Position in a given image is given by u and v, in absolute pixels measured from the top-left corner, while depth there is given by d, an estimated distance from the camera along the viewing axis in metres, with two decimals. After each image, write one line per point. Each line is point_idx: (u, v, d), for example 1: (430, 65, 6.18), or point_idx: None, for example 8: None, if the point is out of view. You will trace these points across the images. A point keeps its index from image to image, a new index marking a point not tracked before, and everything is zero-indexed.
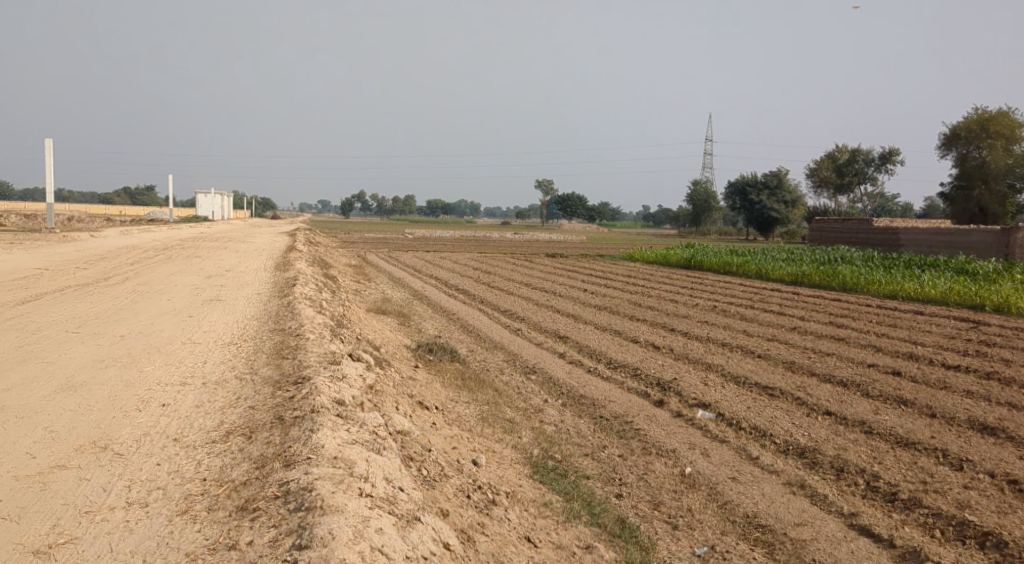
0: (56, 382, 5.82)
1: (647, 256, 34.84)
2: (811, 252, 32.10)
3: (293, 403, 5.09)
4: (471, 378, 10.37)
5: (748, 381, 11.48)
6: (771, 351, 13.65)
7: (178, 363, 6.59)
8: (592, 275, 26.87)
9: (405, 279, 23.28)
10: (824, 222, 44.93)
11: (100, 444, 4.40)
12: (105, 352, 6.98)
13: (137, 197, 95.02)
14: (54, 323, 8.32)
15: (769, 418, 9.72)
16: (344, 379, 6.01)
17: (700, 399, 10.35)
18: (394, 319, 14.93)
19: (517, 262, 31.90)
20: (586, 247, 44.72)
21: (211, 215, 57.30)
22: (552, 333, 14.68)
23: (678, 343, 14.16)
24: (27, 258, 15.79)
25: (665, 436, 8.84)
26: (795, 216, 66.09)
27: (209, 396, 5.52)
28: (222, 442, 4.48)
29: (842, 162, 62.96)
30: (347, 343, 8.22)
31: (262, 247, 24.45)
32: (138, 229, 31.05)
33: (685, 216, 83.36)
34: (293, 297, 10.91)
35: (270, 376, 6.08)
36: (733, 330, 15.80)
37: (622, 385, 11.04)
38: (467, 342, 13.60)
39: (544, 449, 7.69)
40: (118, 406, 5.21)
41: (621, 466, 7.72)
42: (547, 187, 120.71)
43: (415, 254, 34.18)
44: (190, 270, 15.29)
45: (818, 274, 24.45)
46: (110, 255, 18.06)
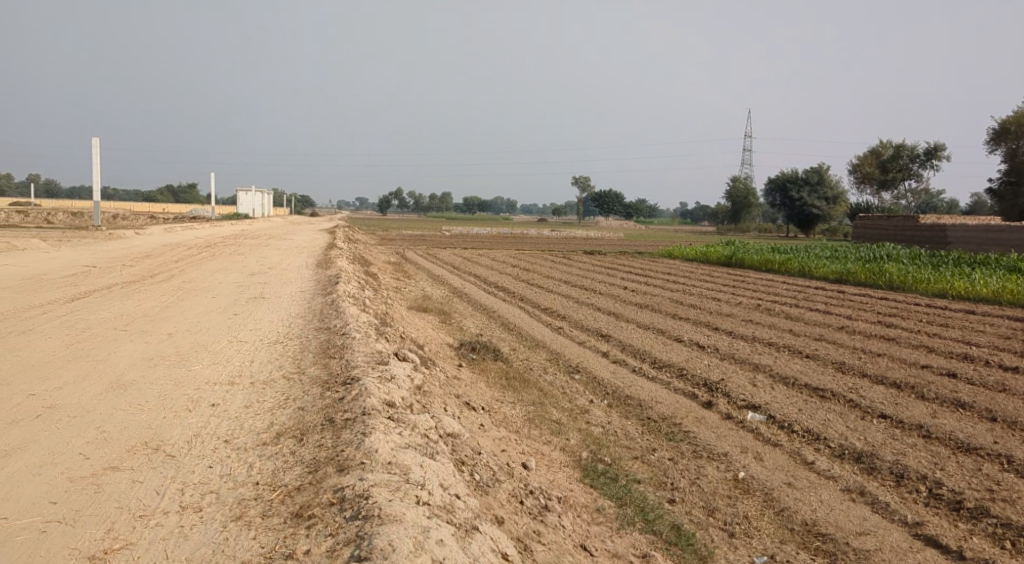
0: (107, 381, 5.81)
1: (686, 254, 34.29)
2: (856, 250, 31.22)
3: (343, 405, 5.00)
4: (515, 378, 10.22)
5: (798, 382, 11.11)
6: (820, 351, 13.22)
7: (226, 362, 6.56)
8: (632, 272, 26.50)
9: (444, 277, 23.22)
10: (869, 219, 43.73)
11: (152, 445, 4.35)
12: (154, 351, 7.00)
13: (181, 195, 96.92)
14: (103, 321, 8.37)
15: (822, 420, 9.38)
16: (392, 380, 5.91)
17: (749, 401, 10.05)
18: (434, 317, 14.84)
19: (556, 259, 31.66)
20: (623, 244, 44.24)
21: (252, 213, 58.14)
22: (594, 331, 14.44)
23: (723, 342, 13.80)
24: (76, 256, 16.11)
25: (715, 439, 8.58)
26: (838, 213, 64.56)
27: (259, 397, 5.46)
28: (273, 445, 4.39)
29: (886, 157, 61.26)
30: (393, 343, 8.14)
31: (302, 245, 24.63)
32: (182, 227, 31.59)
33: (723, 212, 82.07)
34: (337, 295, 10.87)
35: (318, 376, 6.00)
36: (780, 329, 15.36)
37: (668, 386, 10.77)
38: (508, 340, 13.45)
39: (593, 452, 7.50)
40: (169, 406, 5.17)
41: (672, 470, 7.49)
42: (583, 183, 120.26)
43: (452, 251, 34.18)
44: (233, 268, 15.40)
45: (863, 272, 23.73)
46: (155, 252, 18.31)
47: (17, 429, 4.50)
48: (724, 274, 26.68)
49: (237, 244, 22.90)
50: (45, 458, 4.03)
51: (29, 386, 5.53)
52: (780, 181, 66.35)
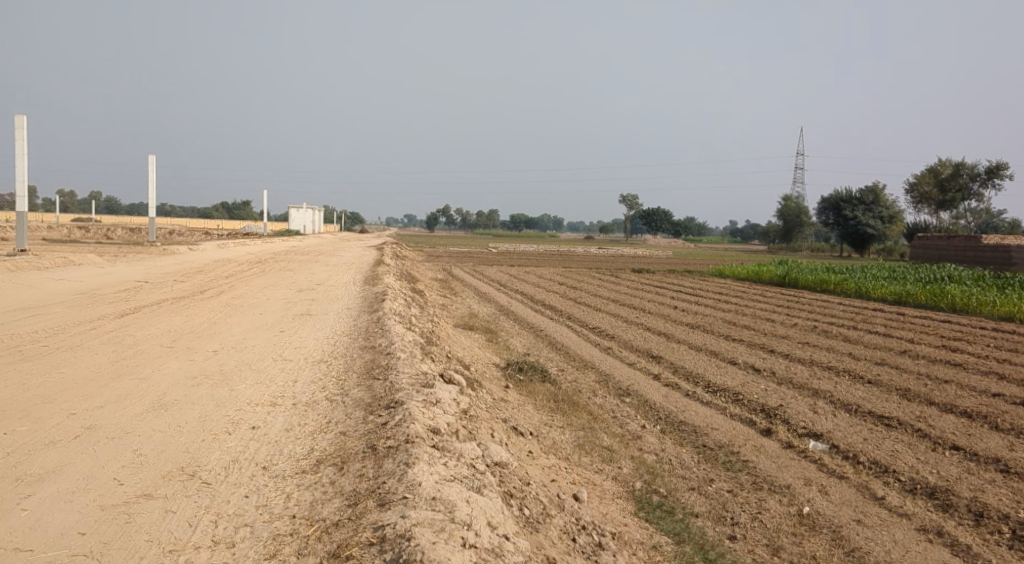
0: (149, 400, 5.73)
1: (737, 273, 33.44)
2: (915, 271, 29.94)
3: (386, 431, 4.75)
4: (564, 400, 9.86)
5: (861, 410, 10.46)
6: (882, 376, 12.52)
7: (269, 383, 6.42)
8: (682, 291, 25.90)
9: (491, 294, 23.01)
10: (927, 239, 42.06)
11: (188, 471, 4.21)
12: (198, 368, 6.91)
13: (235, 212, 99.22)
14: (150, 337, 8.36)
15: (889, 451, 8.78)
16: (437, 404, 5.65)
17: (810, 429, 9.49)
18: (481, 336, 14.61)
19: (604, 277, 31.20)
20: (671, 263, 43.42)
21: (303, 230, 59.11)
22: (645, 352, 14.01)
23: (780, 366, 13.16)
24: (131, 271, 16.42)
25: (776, 470, 8.08)
26: (894, 232, 62.46)
27: (299, 420, 5.26)
28: (312, 473, 4.18)
29: (945, 176, 59.08)
30: (438, 363, 7.90)
31: (351, 261, 24.77)
32: (235, 243, 32.17)
33: (774, 231, 80.27)
34: (383, 313, 10.72)
35: (361, 398, 5.79)
36: (838, 352, 14.65)
37: (723, 411, 10.27)
38: (556, 361, 13.10)
39: (647, 482, 7.09)
40: (208, 429, 5.02)
41: (731, 504, 7.01)
42: (631, 201, 119.77)
43: (499, 269, 34.01)
44: (282, 284, 15.47)
45: (925, 293, 22.68)
46: (207, 269, 18.53)
47: (55, 452, 4.44)
48: (777, 294, 25.87)
49: (287, 260, 23.06)
50: (78, 484, 3.94)
51: (71, 404, 5.47)
52: (833, 200, 64.96)
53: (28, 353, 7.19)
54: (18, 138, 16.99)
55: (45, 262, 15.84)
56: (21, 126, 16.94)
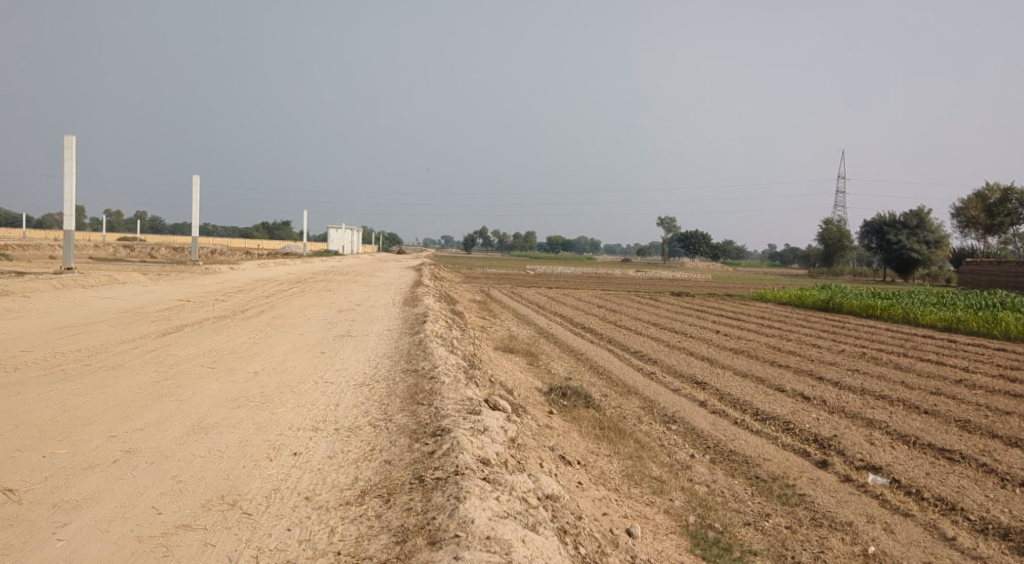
0: (189, 422, 5.63)
1: (779, 297, 32.69)
2: (966, 297, 28.90)
3: (433, 461, 4.53)
4: (610, 428, 9.52)
5: (920, 442, 9.84)
6: (940, 407, 11.85)
7: (310, 405, 6.27)
8: (724, 315, 25.34)
9: (530, 316, 22.78)
10: (976, 264, 40.63)
11: (228, 500, 4.09)
12: (239, 390, 6.80)
13: (276, 232, 101.08)
14: (192, 357, 8.32)
15: (955, 488, 8.00)
16: (484, 432, 5.41)
17: (868, 462, 8.78)
18: (522, 359, 14.37)
19: (644, 300, 30.78)
20: (710, 287, 42.77)
21: (342, 250, 59.81)
22: (689, 378, 13.55)
23: (831, 394, 12.58)
24: (175, 290, 16.59)
25: (836, 505, 7.31)
26: (940, 257, 60.68)
27: (343, 446, 5.08)
28: (357, 505, 3.97)
29: (993, 202, 57.35)
30: (482, 388, 7.68)
31: (390, 281, 24.84)
32: (276, 263, 32.54)
33: (815, 255, 78.71)
34: (424, 335, 10.55)
35: (405, 424, 5.58)
36: (890, 380, 14.00)
37: (775, 440, 9.70)
38: (599, 386, 12.76)
39: (700, 516, 6.67)
40: (249, 454, 4.88)
41: (791, 541, 6.42)
42: (668, 224, 118.95)
43: (537, 291, 33.79)
44: (321, 304, 15.44)
45: (978, 320, 21.78)
46: (249, 288, 18.67)
47: (94, 476, 4.37)
48: (822, 319, 25.13)
49: (326, 281, 23.14)
50: (116, 512, 3.87)
51: (110, 427, 5.38)
52: (876, 224, 63.51)
53: (71, 372, 7.17)
54: (68, 159, 17.41)
55: (91, 281, 16.09)
56: (71, 147, 17.37)
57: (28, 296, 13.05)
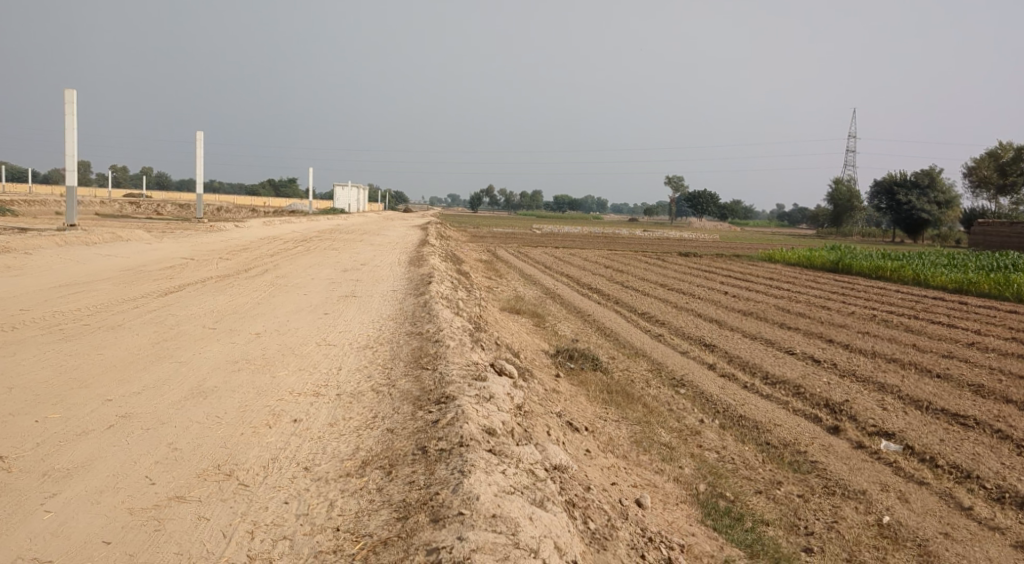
0: (188, 386, 5.47)
1: (788, 258, 32.33)
2: (977, 258, 28.46)
3: (437, 430, 4.36)
4: (618, 391, 9.36)
5: (933, 408, 9.37)
6: (953, 371, 11.51)
7: (313, 369, 6.10)
8: (733, 276, 25.06)
9: (537, 276, 22.58)
10: (987, 224, 40.02)
11: (225, 469, 3.93)
12: (240, 352, 6.63)
13: (282, 189, 100.70)
14: (193, 317, 8.16)
15: (971, 455, 7.66)
16: (490, 400, 5.24)
17: (881, 428, 8.46)
18: (528, 320, 14.21)
19: (652, 261, 30.53)
20: (717, 247, 42.41)
21: (347, 207, 59.46)
22: (698, 340, 13.36)
23: (842, 358, 12.32)
24: (179, 248, 16.41)
25: (849, 472, 7.15)
26: (950, 218, 59.95)
27: (345, 413, 4.91)
28: (358, 477, 3.81)
29: (1006, 161, 56.41)
30: (488, 351, 7.50)
31: (396, 240, 24.61)
32: (282, 221, 32.31)
33: (824, 215, 77.89)
34: (429, 296, 10.37)
35: (409, 391, 5.40)
36: (901, 344, 13.74)
37: (785, 405, 9.43)
38: (606, 348, 12.60)
39: (711, 484, 6.53)
40: (248, 421, 4.71)
41: (804, 511, 6.28)
42: (676, 183, 117.79)
43: (544, 250, 33.54)
44: (326, 263, 15.26)
45: (989, 282, 21.41)
46: (253, 246, 18.46)
47: (87, 443, 4.22)
48: (832, 280, 24.82)
49: (332, 239, 22.92)
50: (107, 482, 3.72)
51: (106, 390, 5.23)
52: (886, 184, 62.71)
53: (69, 332, 7.01)
54: (68, 113, 17.07)
55: (94, 238, 15.91)
56: (72, 101, 17.03)
57: (28, 253, 12.87)
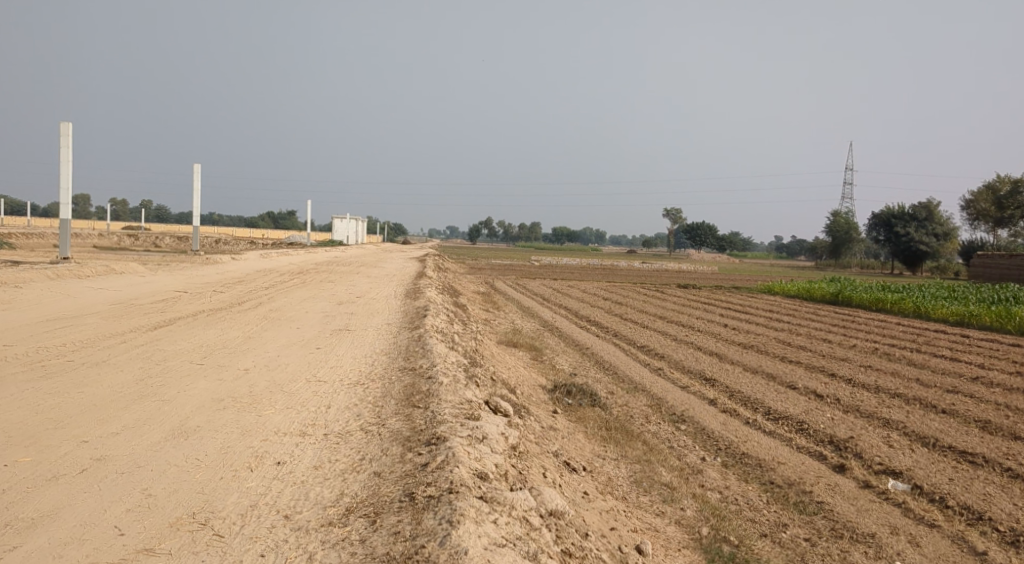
0: (169, 425, 5.25)
1: (787, 289, 32.14)
2: (978, 290, 28.21)
3: (425, 475, 4.17)
4: (617, 428, 9.11)
5: (941, 444, 9.05)
6: (959, 407, 11.19)
7: (300, 408, 5.87)
8: (732, 308, 24.84)
9: (535, 309, 22.38)
10: (988, 256, 39.82)
11: (200, 518, 3.71)
12: (226, 389, 6.41)
13: (281, 221, 101.32)
14: (180, 353, 7.95)
15: (982, 495, 7.33)
16: (483, 441, 5.02)
17: (888, 466, 8.14)
18: (526, 354, 13.98)
19: (651, 293, 30.35)
20: (717, 279, 42.17)
21: (347, 240, 59.52)
22: (698, 374, 13.14)
23: (844, 392, 12.07)
24: (174, 281, 16.25)
25: (856, 514, 6.87)
26: (949, 250, 59.89)
27: (331, 455, 4.70)
28: (340, 526, 3.61)
29: (1004, 193, 56.31)
30: (483, 388, 7.28)
31: (393, 273, 24.45)
32: (280, 253, 32.17)
33: (822, 247, 77.96)
34: (424, 330, 10.15)
35: (399, 431, 5.19)
36: (904, 378, 13.50)
37: (788, 442, 9.11)
38: (604, 382, 12.34)
39: (714, 527, 6.27)
40: (229, 463, 4.51)
41: (810, 555, 6.00)
42: (674, 215, 118.53)
43: (543, 282, 33.36)
44: (321, 296, 15.06)
45: (992, 315, 21.13)
46: (249, 279, 18.27)
47: (56, 489, 4.00)
48: (831, 312, 24.59)
49: (329, 272, 22.72)
50: (72, 533, 3.49)
51: (83, 431, 5.01)
52: (884, 216, 62.78)
53: (51, 369, 6.79)
54: (64, 147, 17.01)
55: (88, 271, 15.77)
56: (68, 134, 16.99)
57: (19, 287, 12.70)
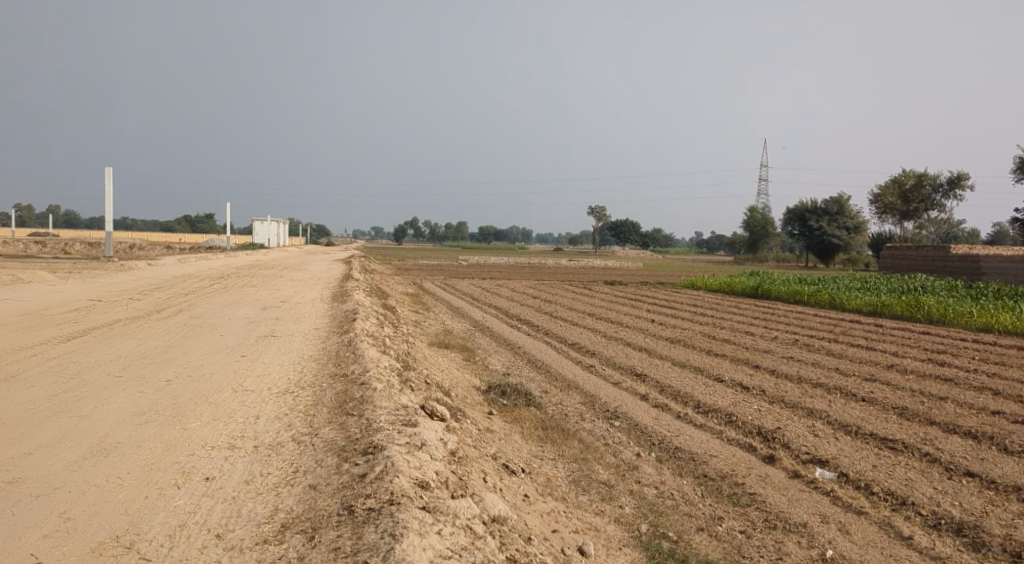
0: (86, 443, 4.89)
1: (709, 284, 33.06)
2: (887, 281, 29.69)
3: (364, 486, 4.01)
4: (552, 428, 9.11)
5: (863, 432, 9.44)
6: (877, 394, 11.70)
7: (228, 419, 5.58)
8: (658, 304, 25.38)
9: (465, 309, 22.25)
10: (896, 249, 42.01)
11: (124, 541, 3.45)
12: (148, 402, 6.04)
13: (198, 224, 97.56)
14: (96, 365, 7.46)
15: (904, 480, 7.66)
16: (422, 448, 4.89)
17: (815, 455, 8.42)
18: (458, 355, 13.86)
19: (579, 290, 30.67)
20: (642, 275, 43.06)
21: (269, 243, 57.79)
22: (628, 370, 13.31)
23: (769, 384, 12.46)
24: (84, 289, 15.33)
25: (788, 504, 7.06)
26: (859, 243, 63.02)
27: (263, 468, 4.47)
28: (276, 545, 3.42)
29: (909, 187, 59.55)
30: (418, 392, 7.12)
31: (318, 275, 23.85)
32: (198, 258, 30.90)
33: (740, 243, 80.72)
34: (354, 334, 9.88)
35: (333, 440, 4.99)
36: (824, 367, 14.06)
37: (719, 435, 9.31)
38: (537, 381, 12.34)
39: (653, 524, 6.32)
40: (155, 481, 4.22)
41: (747, 548, 6.13)
42: (598, 212, 120.34)
43: (471, 282, 33.22)
44: (244, 302, 14.50)
45: (901, 305, 22.27)
46: (166, 285, 17.44)
47: None
48: (751, 305, 25.43)
49: (251, 276, 21.95)
50: None
51: None
52: (798, 211, 65.52)
53: None
54: None
55: None
56: None
57: None
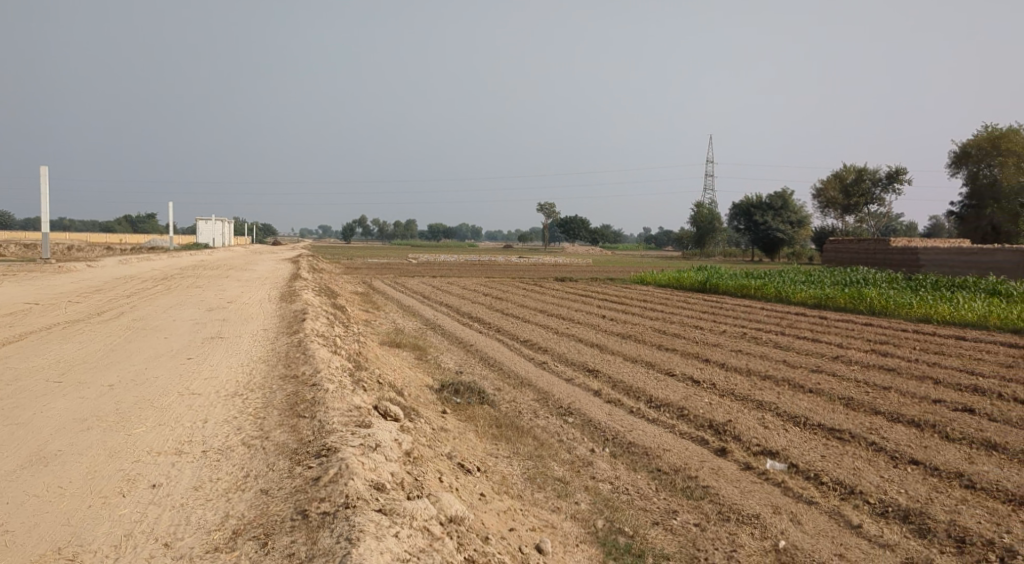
0: (24, 451, 4.67)
1: (659, 279, 33.52)
2: (830, 274, 30.60)
3: (319, 489, 3.93)
4: (507, 426, 9.10)
5: (811, 423, 9.70)
6: (824, 386, 12.04)
7: (175, 424, 5.40)
8: (609, 299, 25.63)
9: (416, 307, 22.06)
10: (839, 243, 43.32)
11: (67, 553, 3.31)
12: (89, 408, 5.80)
13: (138, 223, 94.40)
14: (31, 370, 7.12)
15: (852, 470, 7.90)
16: (377, 450, 4.81)
17: (765, 446, 8.61)
18: (410, 354, 13.73)
19: (530, 286, 30.74)
20: (594, 271, 43.45)
21: (212, 243, 56.25)
22: (581, 366, 13.40)
23: (720, 377, 12.70)
24: (17, 292, 14.66)
25: (740, 496, 7.21)
26: (802, 237, 64.82)
27: (212, 473, 4.34)
28: (228, 553, 3.33)
29: (850, 182, 61.56)
30: (371, 393, 7.02)
31: (265, 275, 23.33)
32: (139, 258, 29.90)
33: (688, 238, 82.15)
34: (304, 335, 9.69)
35: (285, 443, 4.88)
36: (772, 360, 14.40)
37: (672, 429, 9.44)
38: (491, 379, 12.31)
39: (609, 519, 6.37)
40: (99, 489, 4.05)
41: (702, 541, 6.23)
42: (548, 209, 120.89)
43: (422, 280, 32.96)
44: (189, 303, 14.07)
45: (844, 298, 22.97)
46: (105, 287, 16.81)
47: None
48: (700, 300, 25.91)
49: (195, 276, 21.32)
50: None
51: None
52: (744, 206, 66.99)
53: None
54: None
55: None
56: None
57: None
